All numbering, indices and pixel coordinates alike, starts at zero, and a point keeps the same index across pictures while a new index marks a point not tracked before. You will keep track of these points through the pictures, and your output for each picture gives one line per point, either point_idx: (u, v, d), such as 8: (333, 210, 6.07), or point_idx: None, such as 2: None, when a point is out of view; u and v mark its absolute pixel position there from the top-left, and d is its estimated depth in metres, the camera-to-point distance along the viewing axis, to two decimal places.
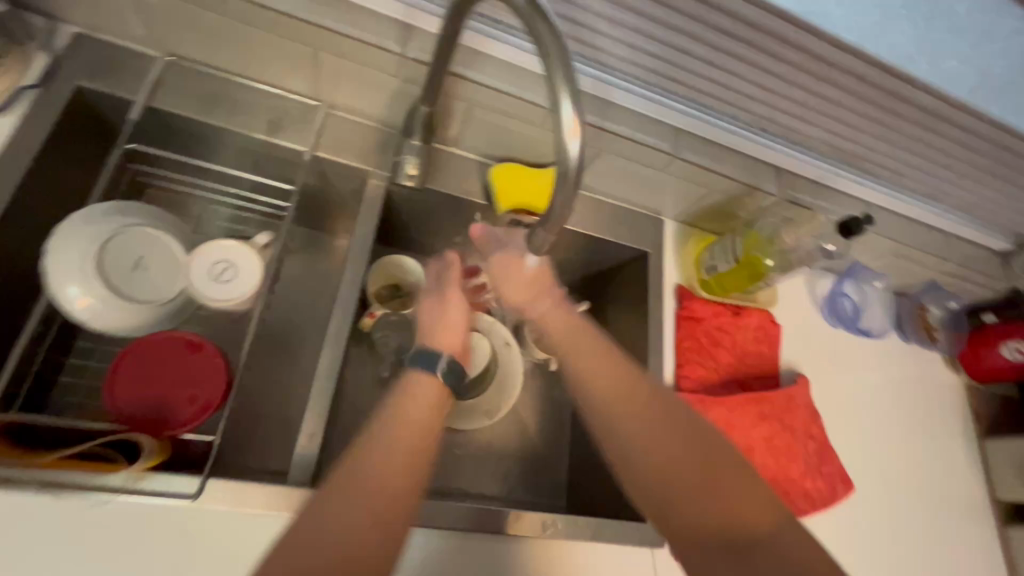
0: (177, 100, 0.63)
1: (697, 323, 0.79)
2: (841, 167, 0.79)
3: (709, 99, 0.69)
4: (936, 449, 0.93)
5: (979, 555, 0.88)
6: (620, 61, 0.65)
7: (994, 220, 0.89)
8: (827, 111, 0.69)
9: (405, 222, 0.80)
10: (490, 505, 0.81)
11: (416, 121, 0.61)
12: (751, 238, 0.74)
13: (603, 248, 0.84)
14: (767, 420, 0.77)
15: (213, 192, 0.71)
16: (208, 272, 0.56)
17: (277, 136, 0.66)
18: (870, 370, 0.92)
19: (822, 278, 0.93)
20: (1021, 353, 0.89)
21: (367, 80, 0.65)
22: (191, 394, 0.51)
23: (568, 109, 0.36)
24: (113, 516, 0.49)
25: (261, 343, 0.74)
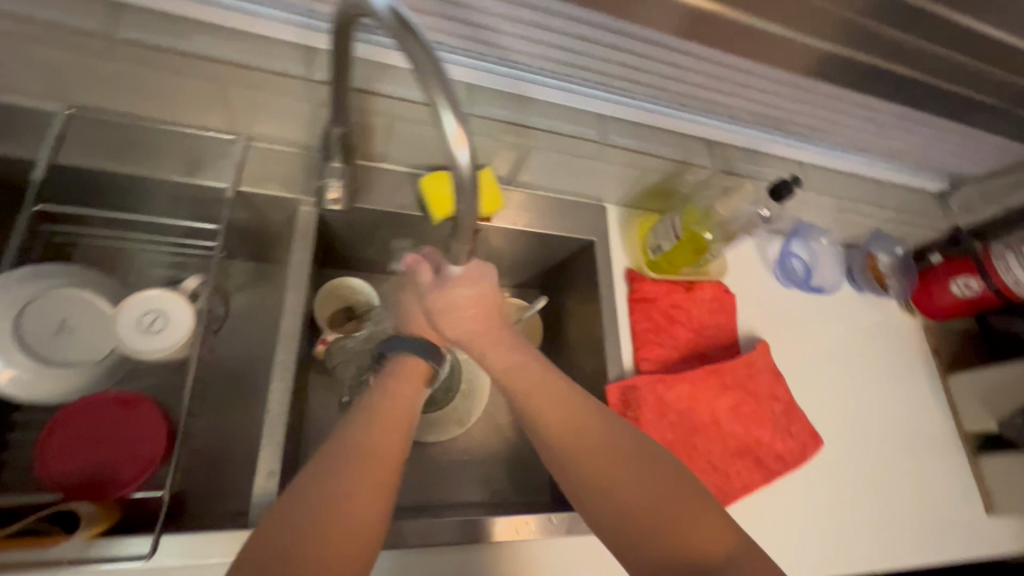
0: (84, 153, 0.60)
1: (650, 304, 0.80)
2: (769, 132, 0.82)
3: (623, 82, 0.71)
4: (901, 392, 0.95)
5: (954, 489, 0.90)
6: (530, 57, 0.66)
7: (916, 160, 0.94)
8: (742, 80, 0.70)
9: (347, 244, 0.79)
10: (472, 513, 0.80)
11: (333, 144, 0.60)
12: (689, 213, 0.75)
13: (550, 243, 0.84)
14: (730, 389, 0.78)
15: (145, 241, 0.70)
16: (136, 323, 0.54)
17: (196, 176, 0.64)
18: (828, 324, 0.94)
19: (770, 241, 0.94)
20: (970, 289, 0.93)
21: (279, 108, 0.64)
22: (132, 453, 0.50)
23: (451, 120, 0.35)
24: None
25: (214, 386, 0.73)
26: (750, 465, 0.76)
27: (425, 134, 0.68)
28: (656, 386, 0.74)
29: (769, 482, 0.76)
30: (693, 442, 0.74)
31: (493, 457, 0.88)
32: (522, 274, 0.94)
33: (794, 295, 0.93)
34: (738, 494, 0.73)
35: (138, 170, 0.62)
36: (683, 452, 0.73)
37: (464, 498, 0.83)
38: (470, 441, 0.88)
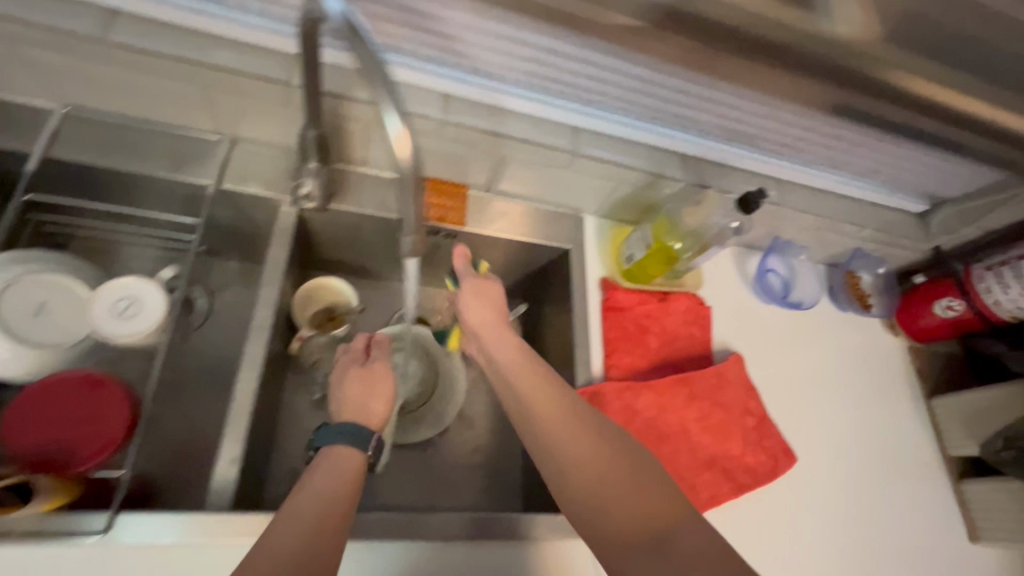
0: (75, 149, 0.65)
1: (622, 312, 0.81)
2: (738, 148, 0.80)
3: (729, 133, 0.77)
4: (880, 414, 0.94)
5: (932, 514, 0.89)
6: (610, 99, 0.71)
7: (905, 184, 0.90)
8: (709, 98, 0.69)
9: (330, 246, 0.82)
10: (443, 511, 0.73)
11: (309, 146, 0.62)
12: (659, 223, 0.76)
13: (528, 250, 0.86)
14: (699, 400, 0.78)
15: (131, 235, 0.74)
16: (110, 309, 0.57)
17: (180, 172, 0.67)
18: (808, 342, 0.94)
19: (749, 256, 0.96)
20: (953, 310, 0.92)
21: (264, 112, 0.66)
22: (88, 434, 0.51)
23: (394, 120, 0.37)
24: (38, 558, 0.49)
25: (188, 377, 0.75)
26: (718, 477, 0.75)
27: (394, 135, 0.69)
28: (623, 394, 0.75)
29: (737, 495, 0.75)
30: (660, 451, 0.74)
31: (474, 469, 0.86)
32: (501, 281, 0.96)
33: (773, 311, 0.93)
34: (703, 506, 0.72)
35: (127, 166, 0.66)
36: None
37: (441, 505, 0.81)
38: (451, 445, 0.86)
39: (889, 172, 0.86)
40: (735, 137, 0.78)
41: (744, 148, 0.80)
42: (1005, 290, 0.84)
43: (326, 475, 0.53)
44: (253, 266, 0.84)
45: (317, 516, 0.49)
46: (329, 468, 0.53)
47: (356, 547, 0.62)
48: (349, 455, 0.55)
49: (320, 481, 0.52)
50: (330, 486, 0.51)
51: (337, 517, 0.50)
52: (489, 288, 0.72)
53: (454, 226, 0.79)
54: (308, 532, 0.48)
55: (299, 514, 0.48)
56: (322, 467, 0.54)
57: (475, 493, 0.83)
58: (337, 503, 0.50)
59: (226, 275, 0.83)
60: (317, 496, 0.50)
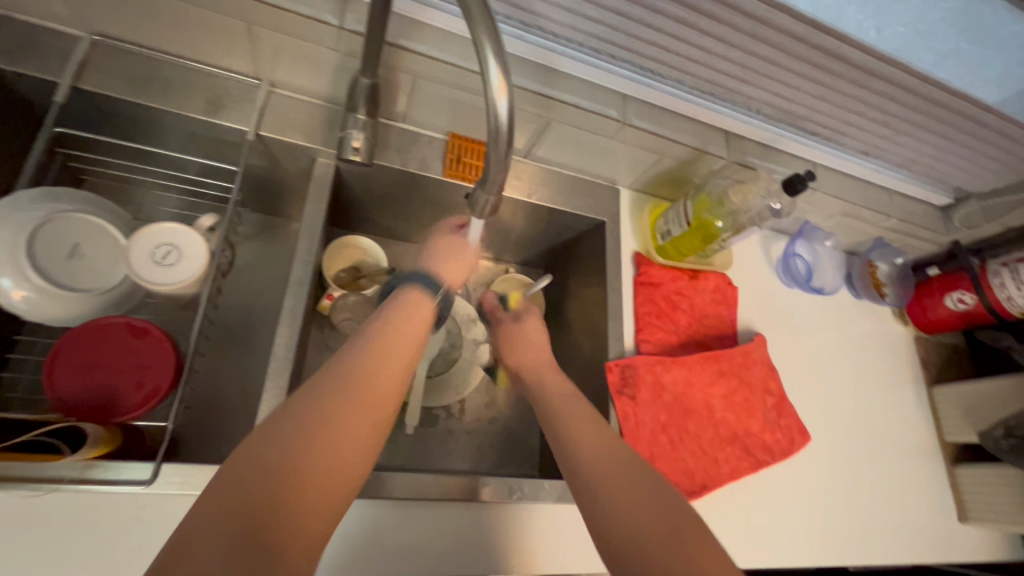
0: (108, 81, 0.61)
1: (655, 287, 0.82)
2: (784, 128, 0.80)
3: (778, 112, 0.76)
4: (886, 399, 0.97)
5: (928, 495, 0.93)
6: (665, 68, 0.70)
7: (938, 176, 0.90)
8: (767, 73, 0.68)
9: (362, 204, 0.80)
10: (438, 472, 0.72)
11: (359, 94, 0.60)
12: (701, 200, 0.76)
13: (562, 220, 0.86)
14: (725, 377, 0.79)
15: (158, 179, 0.71)
16: (151, 257, 0.54)
17: (218, 116, 0.64)
18: (824, 326, 0.96)
19: (774, 239, 0.97)
20: (964, 303, 0.94)
21: (309, 57, 0.62)
22: (136, 381, 0.50)
23: (495, 70, 0.36)
24: (79, 505, 0.49)
25: (214, 329, 0.73)
26: (738, 453, 0.77)
27: (444, 90, 0.65)
28: (654, 368, 0.76)
29: (756, 470, 0.77)
30: (685, 425, 0.76)
31: (494, 435, 0.86)
32: (528, 250, 0.95)
33: (794, 294, 0.95)
34: (724, 479, 0.74)
35: (161, 104, 0.62)
36: (675, 434, 0.75)
37: (461, 469, 0.82)
38: (472, 411, 0.87)
39: (924, 163, 0.86)
40: (783, 118, 0.78)
41: (789, 129, 0.79)
42: (1018, 286, 0.87)
43: (389, 343, 0.48)
44: (281, 219, 0.82)
45: (374, 379, 0.45)
46: (393, 329, 0.50)
47: (387, 501, 0.63)
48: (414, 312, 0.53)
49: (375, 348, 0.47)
50: (390, 352, 0.47)
51: (399, 375, 0.47)
52: (534, 332, 0.79)
53: None
54: (363, 391, 0.44)
55: (356, 371, 0.45)
56: (382, 332, 0.49)
57: (494, 459, 0.84)
58: (398, 371, 0.47)
59: (253, 227, 0.81)
60: (384, 356, 0.47)
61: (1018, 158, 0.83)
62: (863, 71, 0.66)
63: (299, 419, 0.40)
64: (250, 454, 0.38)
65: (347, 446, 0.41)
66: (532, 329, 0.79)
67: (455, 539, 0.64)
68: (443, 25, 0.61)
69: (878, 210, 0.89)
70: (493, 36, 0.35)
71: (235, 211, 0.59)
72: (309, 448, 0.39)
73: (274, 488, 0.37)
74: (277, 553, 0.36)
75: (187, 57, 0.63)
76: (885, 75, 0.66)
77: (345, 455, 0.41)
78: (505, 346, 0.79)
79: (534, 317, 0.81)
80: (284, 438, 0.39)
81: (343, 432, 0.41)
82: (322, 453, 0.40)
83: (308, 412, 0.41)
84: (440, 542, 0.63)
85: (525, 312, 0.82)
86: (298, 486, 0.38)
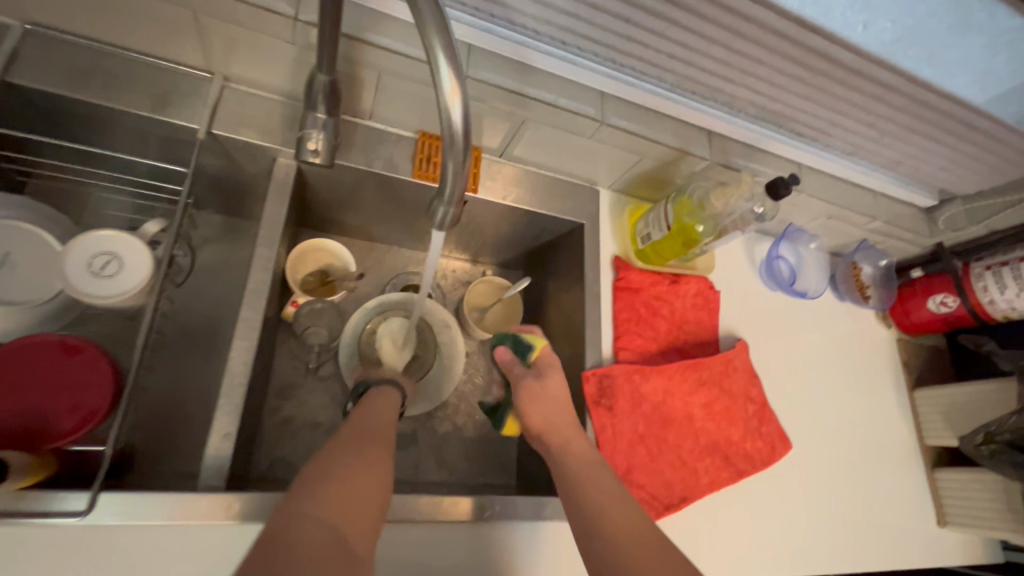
0: (43, 74, 0.56)
1: (634, 293, 0.79)
2: (768, 129, 0.77)
3: (762, 112, 0.74)
4: (869, 404, 0.96)
5: (908, 499, 0.92)
6: (645, 65, 0.66)
7: (923, 178, 0.89)
8: (750, 71, 0.65)
9: (329, 205, 0.76)
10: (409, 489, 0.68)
11: (317, 92, 0.56)
12: (682, 203, 0.73)
13: (540, 222, 0.82)
14: (706, 385, 0.77)
15: (107, 180, 0.66)
16: (87, 267, 0.50)
17: (167, 113, 0.59)
18: (807, 329, 0.94)
19: (757, 242, 0.95)
20: (946, 306, 0.93)
21: (264, 51, 0.58)
22: (71, 402, 0.47)
23: (447, 71, 0.33)
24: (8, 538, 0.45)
25: (170, 339, 0.69)
26: (718, 463, 0.75)
27: (412, 87, 0.62)
28: (632, 377, 0.73)
29: (736, 480, 0.75)
30: (664, 435, 0.74)
31: (470, 444, 0.83)
32: (506, 252, 0.92)
33: (778, 297, 0.93)
34: (704, 491, 0.72)
35: (102, 99, 0.57)
36: (653, 444, 0.73)
37: (435, 481, 0.79)
38: (447, 420, 0.84)
39: (909, 165, 0.84)
40: (767, 118, 0.75)
41: (773, 129, 0.77)
42: (1002, 290, 0.86)
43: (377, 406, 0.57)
44: (244, 220, 0.77)
45: (381, 429, 0.53)
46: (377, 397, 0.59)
47: None
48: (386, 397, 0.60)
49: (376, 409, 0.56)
50: (387, 411, 0.56)
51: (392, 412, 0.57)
52: (558, 391, 0.66)
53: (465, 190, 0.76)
54: (378, 428, 0.53)
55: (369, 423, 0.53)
56: (371, 402, 0.58)
57: (469, 469, 0.82)
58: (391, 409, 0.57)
59: (213, 229, 0.76)
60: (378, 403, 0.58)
61: (1003, 160, 0.81)
62: (849, 70, 0.63)
63: (344, 449, 0.48)
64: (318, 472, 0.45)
65: (377, 455, 0.49)
66: (556, 387, 0.67)
67: (424, 562, 0.61)
68: (407, 17, 0.56)
69: (862, 212, 0.87)
70: (443, 34, 0.31)
71: (182, 214, 0.55)
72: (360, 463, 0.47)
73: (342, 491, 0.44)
74: (348, 532, 0.42)
75: (131, 49, 0.58)
76: (871, 75, 0.64)
77: (380, 464, 0.48)
78: (523, 404, 0.66)
79: (558, 372, 0.68)
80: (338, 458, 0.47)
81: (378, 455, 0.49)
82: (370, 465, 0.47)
83: (349, 444, 0.49)
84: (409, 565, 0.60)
85: (546, 368, 0.68)
86: (354, 483, 0.45)
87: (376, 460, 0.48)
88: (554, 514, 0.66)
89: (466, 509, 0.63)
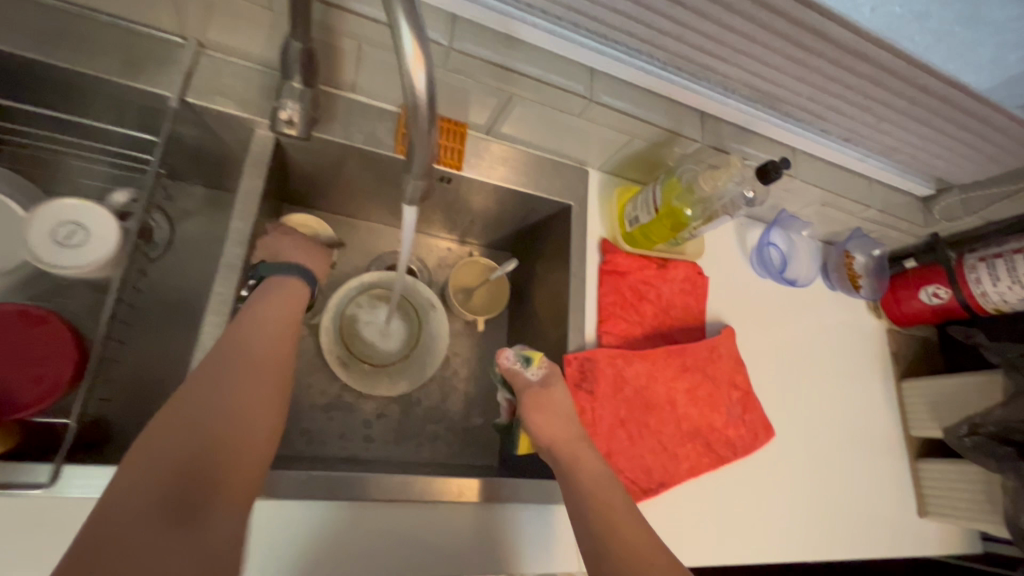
0: (8, 34, 0.54)
1: (620, 276, 0.78)
2: (763, 111, 0.75)
3: (757, 94, 0.72)
4: (857, 394, 0.95)
5: (887, 489, 0.92)
6: (635, 40, 0.64)
7: (921, 166, 0.87)
8: (745, 50, 0.63)
9: (310, 180, 0.74)
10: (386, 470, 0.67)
11: (293, 61, 0.54)
12: (671, 185, 0.72)
13: (527, 202, 0.81)
14: (690, 371, 0.77)
15: (80, 148, 0.65)
16: (52, 236, 0.49)
17: (137, 79, 0.57)
18: (797, 317, 0.93)
19: (749, 227, 0.93)
20: (938, 297, 0.92)
21: (238, 17, 0.56)
22: (33, 374, 0.46)
23: (409, 36, 0.31)
24: None
25: (146, 313, 0.68)
26: (699, 449, 0.75)
27: (392, 58, 0.59)
28: (615, 361, 0.73)
29: (716, 466, 0.75)
30: (646, 420, 0.73)
31: (452, 428, 0.83)
32: (493, 232, 0.90)
33: (767, 284, 0.92)
34: (683, 476, 0.72)
35: (68, 62, 0.55)
36: (634, 430, 0.72)
37: (417, 460, 0.79)
38: (430, 401, 0.83)
39: (907, 152, 0.82)
40: (762, 100, 0.73)
41: (768, 112, 0.75)
42: (994, 282, 0.85)
43: (282, 303, 0.54)
44: (224, 194, 0.76)
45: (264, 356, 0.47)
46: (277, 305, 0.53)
47: (324, 504, 0.58)
48: (297, 296, 0.56)
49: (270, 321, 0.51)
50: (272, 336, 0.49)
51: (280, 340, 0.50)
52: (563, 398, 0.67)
53: (450, 167, 0.74)
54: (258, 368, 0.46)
55: (259, 352, 0.47)
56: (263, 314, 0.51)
57: (450, 450, 0.81)
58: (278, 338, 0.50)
59: (193, 202, 0.75)
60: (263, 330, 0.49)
61: (1004, 149, 0.79)
62: (845, 51, 0.61)
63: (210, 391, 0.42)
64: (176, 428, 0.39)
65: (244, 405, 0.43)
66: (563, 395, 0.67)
67: (398, 549, 0.59)
68: None
69: (857, 199, 0.85)
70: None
71: (151, 184, 0.53)
72: (239, 403, 0.43)
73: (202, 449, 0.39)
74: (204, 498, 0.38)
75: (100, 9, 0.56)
76: (869, 57, 0.62)
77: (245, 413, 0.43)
78: (528, 410, 0.66)
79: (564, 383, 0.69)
80: (205, 416, 0.40)
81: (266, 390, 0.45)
82: (253, 415, 0.43)
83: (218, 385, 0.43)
84: (382, 548, 0.59)
85: (553, 377, 0.69)
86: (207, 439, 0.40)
87: (235, 401, 0.43)
88: (539, 496, 0.65)
89: (449, 490, 0.62)
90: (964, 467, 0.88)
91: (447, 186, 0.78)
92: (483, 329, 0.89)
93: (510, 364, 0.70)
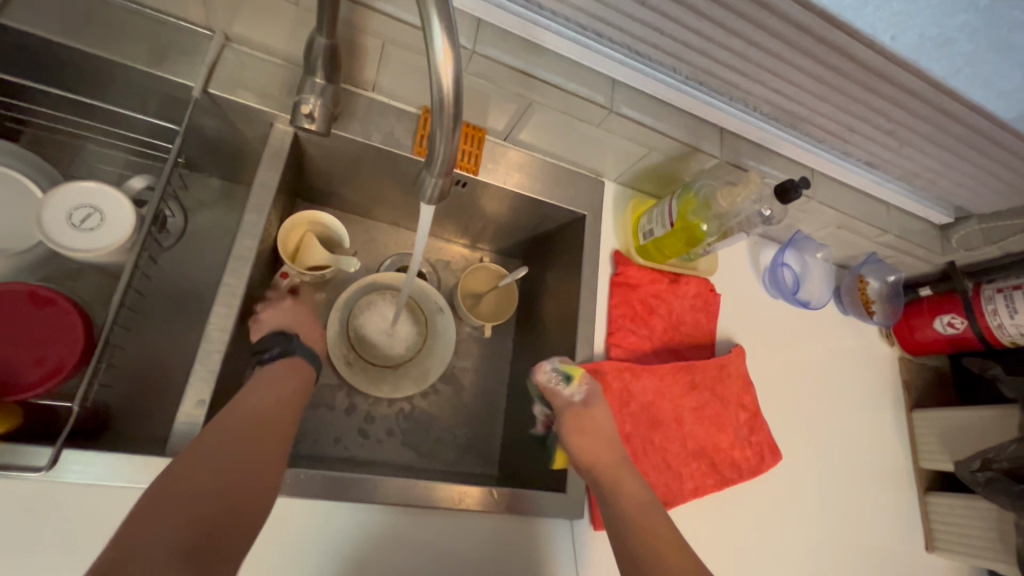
0: (38, 18, 0.54)
1: (631, 289, 0.77)
2: (784, 130, 0.75)
3: (778, 112, 0.71)
4: (865, 421, 0.93)
5: (893, 521, 0.90)
6: (658, 52, 0.64)
7: (940, 193, 0.86)
8: (768, 67, 0.63)
9: (326, 177, 0.74)
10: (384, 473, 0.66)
11: (317, 57, 0.54)
12: (687, 201, 0.71)
13: (541, 210, 0.80)
14: (698, 388, 0.76)
15: (101, 134, 0.65)
16: (68, 219, 0.49)
17: (162, 68, 0.58)
18: (807, 340, 0.92)
19: (762, 247, 0.92)
20: (953, 327, 0.91)
21: (266, 12, 0.56)
22: (38, 355, 0.46)
23: (440, 34, 0.31)
24: None
25: (155, 302, 0.68)
26: (703, 469, 0.73)
27: (416, 59, 0.60)
28: (622, 374, 0.72)
29: (721, 488, 0.73)
30: (651, 436, 0.72)
31: (454, 433, 0.82)
32: (505, 238, 0.90)
33: (779, 305, 0.91)
34: (686, 496, 0.71)
35: (95, 48, 0.55)
36: (638, 446, 0.71)
37: (415, 464, 0.78)
38: (433, 405, 0.82)
39: (928, 178, 0.81)
40: (781, 119, 0.73)
41: (787, 130, 0.74)
42: (1012, 314, 0.84)
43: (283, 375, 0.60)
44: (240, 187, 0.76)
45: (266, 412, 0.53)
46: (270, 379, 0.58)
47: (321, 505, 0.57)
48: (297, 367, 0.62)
49: (271, 391, 0.56)
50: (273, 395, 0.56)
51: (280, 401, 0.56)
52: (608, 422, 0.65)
53: (465, 171, 0.74)
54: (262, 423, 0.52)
55: (255, 411, 0.52)
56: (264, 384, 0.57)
57: (449, 455, 0.80)
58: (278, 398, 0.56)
59: (208, 193, 0.75)
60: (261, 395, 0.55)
61: None
62: (870, 72, 0.61)
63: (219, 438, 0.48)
64: (179, 482, 0.44)
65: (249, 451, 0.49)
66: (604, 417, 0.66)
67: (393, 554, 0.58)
68: None
69: (874, 224, 0.84)
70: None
71: (168, 171, 0.53)
72: (246, 450, 0.48)
73: (208, 499, 0.44)
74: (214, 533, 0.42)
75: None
76: (894, 79, 0.61)
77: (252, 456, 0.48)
78: (570, 432, 0.64)
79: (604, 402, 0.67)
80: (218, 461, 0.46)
81: (271, 445, 0.51)
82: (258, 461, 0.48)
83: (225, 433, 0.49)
84: (376, 552, 0.57)
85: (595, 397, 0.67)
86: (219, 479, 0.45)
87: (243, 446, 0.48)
88: (538, 510, 0.63)
89: (447, 497, 0.60)
90: (977, 502, 0.85)
91: (461, 190, 0.78)
92: (489, 335, 0.88)
93: (549, 380, 0.69)
